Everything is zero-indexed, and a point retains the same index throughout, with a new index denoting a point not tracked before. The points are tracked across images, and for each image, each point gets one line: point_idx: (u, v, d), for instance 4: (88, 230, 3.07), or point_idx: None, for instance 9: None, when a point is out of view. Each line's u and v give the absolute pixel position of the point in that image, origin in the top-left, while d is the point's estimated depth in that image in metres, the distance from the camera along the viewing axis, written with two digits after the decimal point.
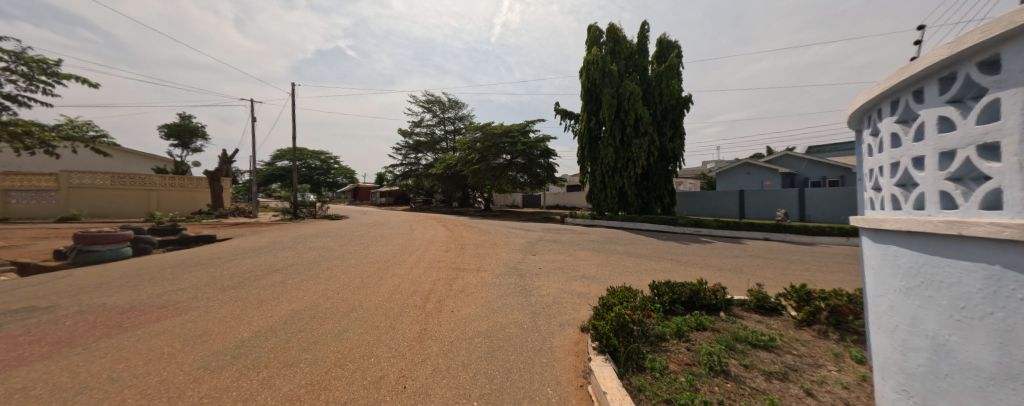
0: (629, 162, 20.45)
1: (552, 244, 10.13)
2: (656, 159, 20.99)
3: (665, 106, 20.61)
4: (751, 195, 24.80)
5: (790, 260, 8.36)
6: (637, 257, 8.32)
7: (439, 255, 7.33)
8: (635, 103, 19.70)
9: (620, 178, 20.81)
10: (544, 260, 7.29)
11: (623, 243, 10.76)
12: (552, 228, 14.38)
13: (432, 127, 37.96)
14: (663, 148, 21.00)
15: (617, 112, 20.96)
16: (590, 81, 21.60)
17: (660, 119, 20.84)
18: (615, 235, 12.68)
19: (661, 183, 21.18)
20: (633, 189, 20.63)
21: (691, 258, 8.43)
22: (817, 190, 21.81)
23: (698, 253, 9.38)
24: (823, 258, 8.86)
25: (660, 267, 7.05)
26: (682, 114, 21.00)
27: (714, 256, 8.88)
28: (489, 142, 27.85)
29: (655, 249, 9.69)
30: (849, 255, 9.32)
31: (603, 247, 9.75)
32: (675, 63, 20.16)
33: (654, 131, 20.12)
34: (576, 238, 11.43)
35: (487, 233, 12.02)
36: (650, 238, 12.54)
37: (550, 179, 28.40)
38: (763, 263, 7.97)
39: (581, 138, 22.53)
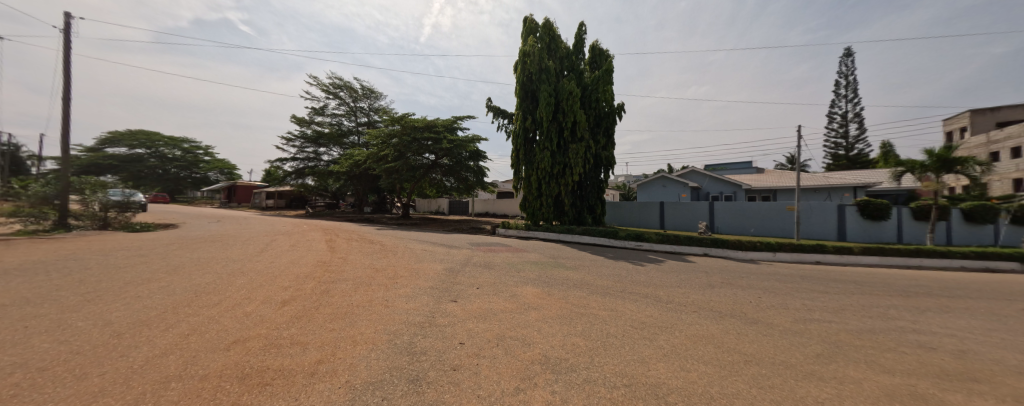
0: (566, 168, 18.77)
1: (483, 271, 7.20)
2: (590, 168, 19.75)
3: (599, 112, 19.68)
4: (670, 208, 25.70)
5: (768, 292, 7.04)
6: (604, 295, 5.88)
7: (261, 311, 3.60)
8: (573, 104, 18.17)
9: (555, 185, 18.93)
10: (470, 314, 4.24)
11: (573, 267, 8.41)
12: (482, 245, 11.44)
13: (340, 117, 31.80)
14: (597, 156, 19.98)
15: (554, 113, 19.16)
16: (526, 76, 19.42)
17: (594, 125, 19.78)
18: (558, 254, 10.43)
19: (595, 194, 19.95)
20: (569, 198, 18.94)
21: (666, 293, 6.38)
22: (726, 205, 23.46)
23: (664, 280, 7.51)
24: (790, 287, 7.83)
25: (645, 318, 4.66)
26: (615, 123, 20.39)
27: (688, 286, 7.11)
28: (408, 137, 23.58)
29: (614, 277, 7.59)
30: (803, 281, 8.65)
31: (552, 276, 7.17)
32: (611, 68, 19.30)
33: (590, 137, 18.83)
34: (514, 260, 8.76)
35: (389, 253, 8.46)
36: (599, 257, 10.57)
37: (479, 185, 25.58)
38: (746, 297, 6.41)
39: (515, 139, 20.14)
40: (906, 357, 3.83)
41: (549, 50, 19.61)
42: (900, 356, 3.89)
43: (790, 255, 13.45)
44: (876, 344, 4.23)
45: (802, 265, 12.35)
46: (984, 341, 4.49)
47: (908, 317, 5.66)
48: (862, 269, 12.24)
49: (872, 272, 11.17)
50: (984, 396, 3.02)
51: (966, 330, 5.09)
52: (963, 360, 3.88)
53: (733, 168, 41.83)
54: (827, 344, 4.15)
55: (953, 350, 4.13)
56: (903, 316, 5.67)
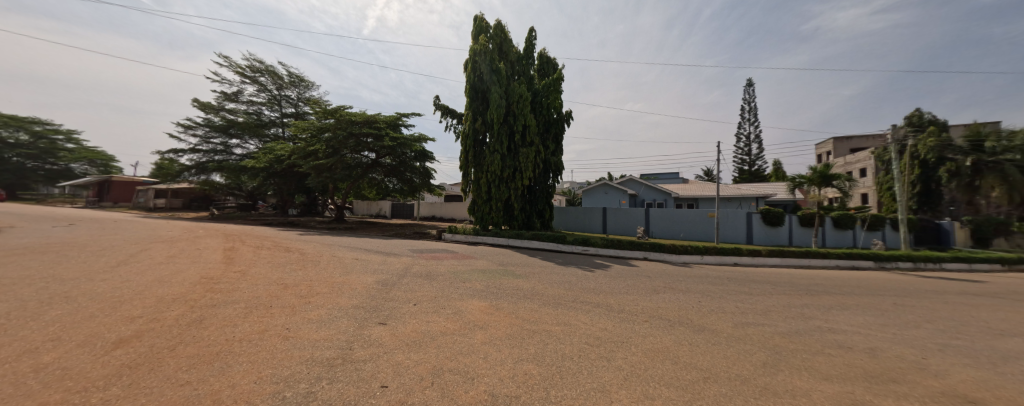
0: (515, 172, 18.48)
1: (425, 282, 6.39)
2: (540, 173, 19.81)
3: (549, 118, 19.89)
4: (612, 213, 27.01)
5: (705, 296, 7.40)
6: (555, 306, 5.50)
7: (65, 362, 2.37)
8: (523, 108, 18.02)
9: (506, 189, 18.51)
10: (400, 340, 3.39)
11: (522, 275, 7.99)
12: (425, 251, 10.49)
13: (259, 106, 27.76)
14: (546, 161, 20.13)
15: (505, 115, 18.81)
16: (476, 76, 18.73)
17: (543, 131, 19.95)
18: (507, 260, 9.98)
19: (544, 198, 20.04)
20: (518, 203, 18.69)
21: (616, 302, 6.23)
22: (660, 211, 25.37)
23: (612, 288, 7.44)
24: (721, 291, 8.35)
25: (600, 332, 4.32)
26: (563, 130, 20.78)
27: (635, 292, 7.21)
28: (344, 133, 21.16)
29: (565, 284, 7.35)
30: (729, 284, 9.39)
31: (502, 286, 6.65)
32: (560, 76, 19.63)
33: (540, 142, 18.84)
34: (461, 268, 8.06)
35: (310, 262, 7.15)
36: (548, 263, 10.36)
37: (425, 187, 24.07)
38: (689, 303, 6.60)
39: (463, 139, 19.29)
40: (833, 362, 4.03)
41: (500, 52, 19.28)
42: (829, 361, 4.12)
43: (715, 258, 14.78)
44: (805, 347, 4.49)
45: (725, 267, 13.62)
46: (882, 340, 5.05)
47: (817, 320, 6.31)
48: (770, 270, 13.96)
49: (777, 273, 12.75)
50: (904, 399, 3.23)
51: (861, 331, 5.80)
52: (873, 361, 4.27)
53: (664, 177, 46.01)
54: (768, 353, 4.24)
55: (862, 354, 4.51)
56: (816, 319, 6.24)
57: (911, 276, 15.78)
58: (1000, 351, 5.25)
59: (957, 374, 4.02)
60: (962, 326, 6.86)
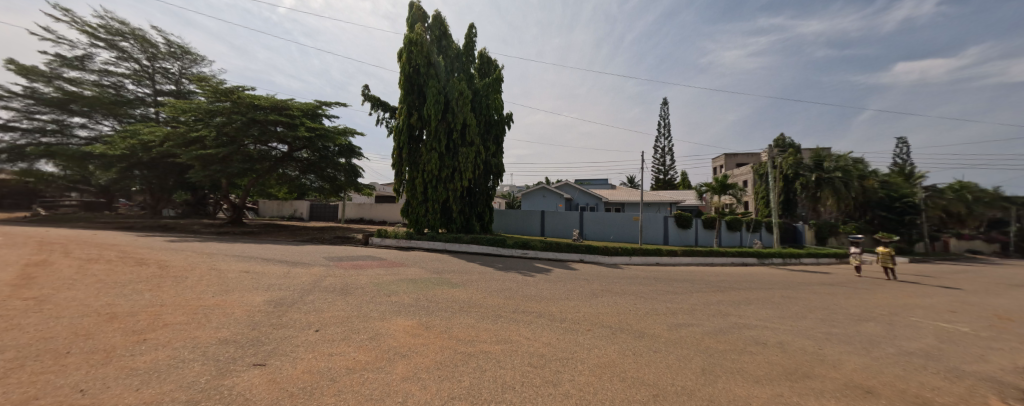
0: (454, 173, 17.55)
1: (340, 298, 5.29)
2: (480, 175, 19.28)
3: (489, 119, 19.48)
4: (549, 216, 27.60)
5: (639, 299, 7.62)
6: (494, 320, 4.97)
7: None
8: (463, 105, 17.23)
9: (444, 189, 17.38)
10: (284, 387, 2.46)
11: (460, 284, 7.31)
12: (345, 259, 9.05)
13: (120, 78, 22.20)
14: (486, 163, 19.62)
15: (443, 113, 17.78)
16: (412, 67, 17.33)
17: (484, 132, 19.47)
18: (443, 267, 9.14)
19: (484, 201, 19.51)
20: (457, 205, 17.77)
21: (558, 312, 5.96)
22: (593, 215, 26.76)
23: (553, 296, 7.20)
24: (651, 292, 8.76)
25: (544, 350, 3.92)
26: (503, 132, 20.55)
27: (575, 299, 7.08)
28: (244, 119, 17.66)
29: (506, 293, 6.87)
30: (657, 284, 9.97)
31: (435, 298, 5.88)
32: (501, 77, 19.36)
33: (480, 142, 18.26)
34: (388, 279, 7.01)
35: (174, 278, 5.41)
36: (487, 268, 9.82)
37: (351, 186, 21.68)
38: (626, 308, 6.66)
39: (396, 135, 17.65)
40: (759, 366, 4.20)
41: (439, 45, 18.20)
42: (751, 367, 4.34)
43: (641, 258, 15.91)
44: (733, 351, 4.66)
45: (650, 267, 14.69)
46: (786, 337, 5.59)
47: (732, 318, 6.91)
48: (686, 268, 15.51)
49: (692, 272, 14.16)
50: (817, 404, 3.44)
51: (766, 328, 6.46)
52: (783, 362, 4.64)
53: (595, 183, 49.19)
54: (702, 362, 4.31)
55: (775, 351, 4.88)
56: (733, 319, 6.78)
57: (785, 270, 19.11)
58: (862, 336, 6.32)
59: (845, 367, 4.57)
60: (831, 314, 8.24)
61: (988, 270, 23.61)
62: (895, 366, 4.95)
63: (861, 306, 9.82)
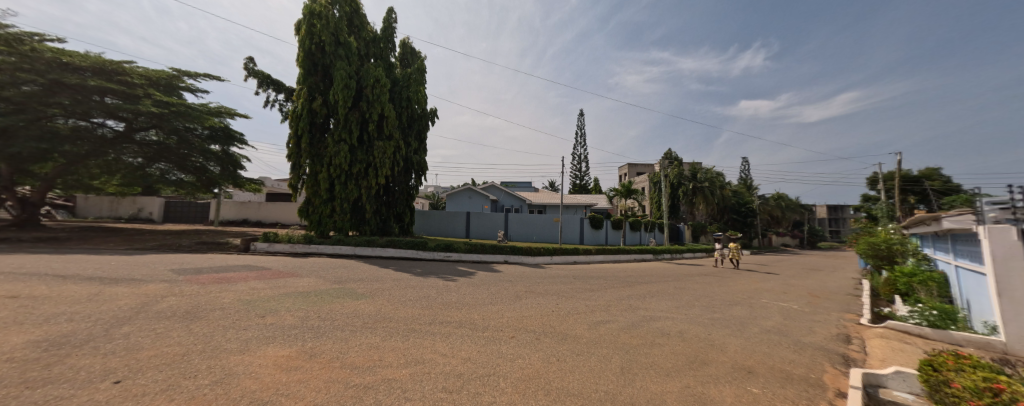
0: (368, 169, 15.64)
1: (185, 324, 3.88)
2: (399, 172, 17.71)
3: (411, 113, 18.13)
4: (475, 218, 27.04)
5: (561, 300, 7.69)
6: (405, 337, 4.22)
7: None
8: (380, 94, 15.52)
9: (356, 187, 15.31)
10: None
11: (367, 295, 6.28)
12: (208, 271, 7.04)
13: None
14: (407, 159, 18.14)
15: (356, 100, 15.76)
16: (315, 44, 14.82)
17: (405, 126, 18.06)
18: (349, 276, 7.84)
19: (404, 200, 17.98)
20: (372, 204, 15.91)
21: (479, 320, 5.49)
22: (517, 216, 27.20)
23: (475, 301, 6.72)
24: (571, 291, 9.01)
25: (461, 370, 3.39)
26: (427, 128, 19.42)
27: (498, 303, 6.76)
28: (48, 81, 13.24)
29: (424, 303, 6.14)
30: (575, 283, 10.35)
31: (331, 315, 4.82)
32: (424, 69, 18.18)
33: (400, 137, 16.76)
34: (269, 294, 5.60)
35: None
36: (403, 274, 8.84)
37: (227, 179, 18.41)
38: (549, 311, 6.60)
39: (294, 122, 14.86)
40: (670, 363, 4.43)
41: (350, 25, 16.07)
42: (662, 360, 4.55)
43: (561, 258, 16.62)
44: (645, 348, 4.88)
45: (570, 266, 15.41)
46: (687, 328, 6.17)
47: (641, 311, 7.45)
48: (599, 266, 16.75)
49: (605, 268, 15.34)
50: (719, 393, 3.68)
51: (668, 318, 7.11)
52: (685, 351, 5.04)
53: (519, 185, 50.61)
54: (621, 362, 4.33)
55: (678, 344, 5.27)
56: (643, 313, 7.30)
57: (675, 263, 22.32)
58: (735, 320, 7.47)
59: (730, 350, 5.21)
60: (712, 301, 9.66)
61: (798, 259, 31.78)
62: (762, 343, 5.87)
63: (729, 292, 11.87)
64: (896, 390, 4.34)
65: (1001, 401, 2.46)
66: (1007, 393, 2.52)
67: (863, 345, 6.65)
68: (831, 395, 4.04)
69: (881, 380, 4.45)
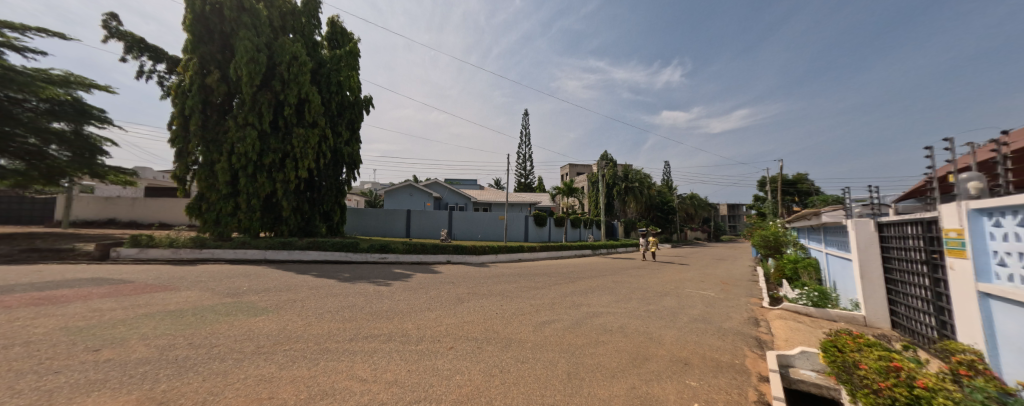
0: (285, 159, 13.53)
1: None
2: (326, 165, 15.74)
3: (340, 99, 16.21)
4: (415, 216, 25.49)
5: (503, 301, 7.33)
6: (312, 363, 3.39)
7: None
8: (300, 74, 13.48)
9: (269, 180, 13.12)
10: None
11: (271, 309, 5.16)
12: (28, 289, 5.16)
13: None
14: (335, 150, 16.21)
15: (269, 79, 13.47)
16: (212, 7, 12.25)
17: (333, 114, 16.10)
18: (250, 286, 6.48)
19: (332, 197, 16.08)
20: (291, 201, 13.85)
21: (411, 331, 4.81)
22: (461, 214, 26.35)
23: (410, 308, 5.98)
24: (514, 290, 8.72)
25: (383, 399, 2.76)
26: (359, 117, 17.60)
27: (436, 309, 6.14)
28: None
29: (345, 315, 5.25)
30: (518, 281, 10.12)
31: (210, 340, 3.74)
32: (357, 52, 16.39)
33: (326, 124, 14.84)
34: (121, 317, 4.22)
35: None
36: (324, 280, 7.63)
37: (80, 167, 14.78)
38: (492, 314, 6.19)
39: (181, 99, 12.12)
40: (615, 363, 4.31)
41: None
42: (606, 360, 4.41)
43: (505, 256, 16.38)
44: (590, 349, 4.72)
45: (514, 263, 15.24)
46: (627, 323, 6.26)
47: (584, 308, 7.43)
48: (542, 262, 16.92)
49: (547, 265, 15.50)
50: (662, 391, 3.60)
51: (609, 313, 7.18)
52: (627, 347, 5.02)
53: (464, 183, 49.56)
54: (566, 366, 4.06)
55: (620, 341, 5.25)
56: (585, 310, 7.30)
57: (611, 258, 23.71)
58: (667, 311, 7.90)
59: (666, 343, 5.35)
60: (645, 293, 10.20)
61: (709, 250, 36.42)
62: (691, 332, 6.20)
63: (659, 283, 12.78)
64: (802, 368, 4.81)
65: (901, 379, 2.71)
66: (903, 371, 2.81)
67: (769, 327, 7.48)
68: (755, 380, 4.27)
69: (790, 360, 4.91)
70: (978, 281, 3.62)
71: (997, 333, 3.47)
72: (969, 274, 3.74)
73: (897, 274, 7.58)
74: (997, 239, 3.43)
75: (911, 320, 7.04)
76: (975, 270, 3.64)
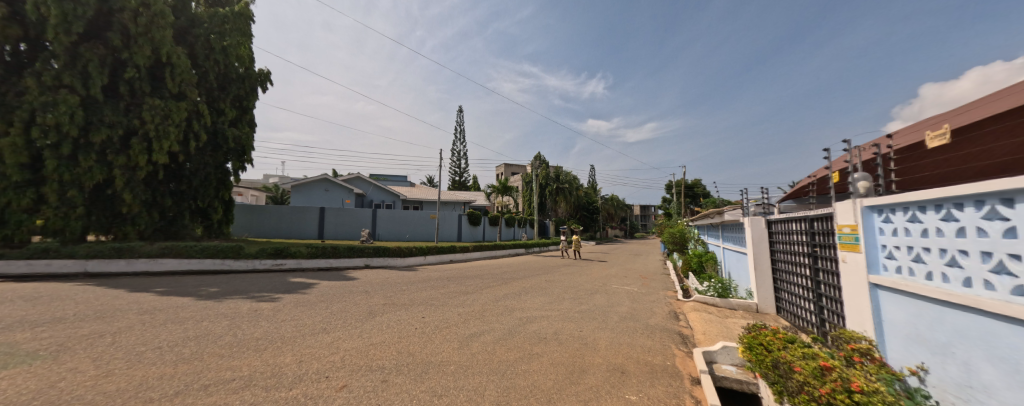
0: (131, 138, 10.29)
1: None
2: (199, 149, 12.52)
3: (223, 69, 13.07)
4: (330, 214, 22.30)
5: (427, 312, 6.30)
6: None
7: None
8: (158, 29, 10.36)
9: (101, 165, 9.73)
10: None
11: (48, 354, 3.35)
12: None
13: None
14: (215, 131, 13.01)
15: (103, 29, 10.03)
16: None
17: (212, 86, 12.93)
18: (27, 317, 4.29)
19: (208, 189, 13.02)
20: (140, 193, 10.58)
21: (289, 366, 3.54)
22: (386, 212, 23.95)
23: (296, 332, 4.59)
24: (441, 297, 7.72)
25: None
26: (252, 94, 14.53)
27: (335, 330, 4.85)
28: None
29: (186, 352, 3.68)
30: (447, 286, 9.12)
31: None
32: (249, 14, 13.41)
33: (198, 98, 11.74)
34: None
35: None
36: (173, 300, 5.59)
37: None
38: (411, 330, 5.14)
39: None
40: (552, 385, 3.70)
41: None
42: (541, 379, 3.81)
43: (435, 257, 15.12)
44: (523, 369, 4.05)
45: (444, 266, 14.10)
46: (562, 330, 5.82)
47: (517, 313, 6.83)
48: (475, 263, 16.08)
49: (480, 266, 14.74)
50: None
51: (543, 318, 6.70)
52: (563, 359, 4.50)
53: (393, 179, 45.97)
54: (495, 395, 3.32)
55: (555, 353, 4.72)
56: (518, 315, 6.71)
57: (543, 256, 24.05)
58: (599, 311, 7.77)
59: (601, 350, 4.98)
60: (577, 292, 10.13)
61: (628, 247, 39.99)
62: (624, 333, 6.02)
63: (588, 281, 13.01)
64: (723, 363, 4.88)
65: (838, 383, 2.60)
66: (834, 374, 2.73)
67: (687, 320, 7.84)
68: (689, 385, 4.08)
69: (713, 356, 4.96)
70: (868, 273, 3.94)
71: (884, 320, 3.79)
72: (860, 266, 4.07)
73: (782, 265, 8.67)
74: (887, 234, 3.74)
75: (792, 305, 8.07)
76: (866, 262, 3.97)
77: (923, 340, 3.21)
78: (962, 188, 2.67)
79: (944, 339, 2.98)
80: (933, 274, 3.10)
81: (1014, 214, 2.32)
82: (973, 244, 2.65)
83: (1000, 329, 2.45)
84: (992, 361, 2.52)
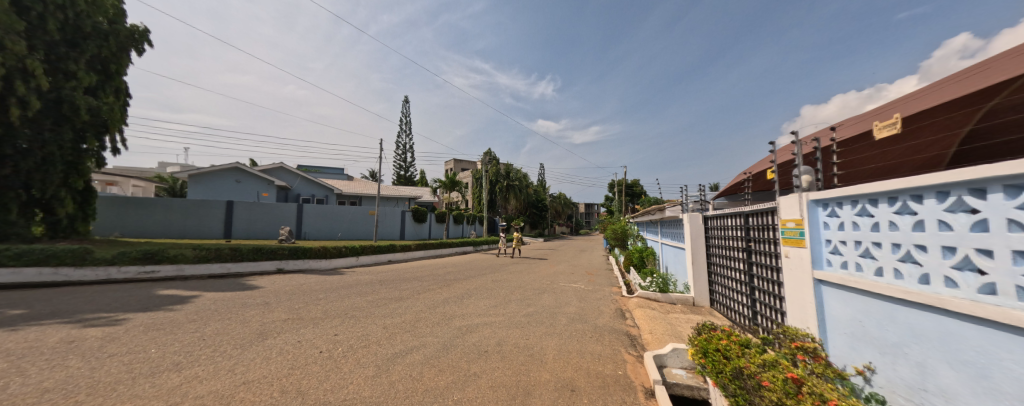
0: None
1: None
2: (29, 120, 9.49)
3: (70, 18, 10.01)
4: (242, 208, 18.96)
5: (343, 328, 5.12)
6: None
7: None
8: None
9: None
10: None
11: None
12: None
13: None
14: (58, 99, 9.94)
15: None
16: None
17: (53, 40, 9.85)
18: None
19: (50, 174, 10.01)
20: None
21: None
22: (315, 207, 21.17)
23: (126, 375, 3.18)
24: (366, 306, 6.52)
25: None
26: (121, 56, 11.47)
27: (197, 363, 3.54)
28: None
29: None
30: (377, 291, 7.89)
31: None
32: None
33: (27, 52, 8.78)
34: None
35: None
36: None
37: None
38: (312, 355, 3.99)
39: None
40: None
41: None
42: None
43: (370, 258, 13.53)
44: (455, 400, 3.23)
45: (379, 267, 12.61)
46: (506, 340, 5.11)
47: (456, 322, 5.96)
48: (416, 263, 14.79)
49: (422, 266, 13.51)
50: None
51: (486, 325, 5.94)
52: (504, 380, 3.78)
53: (327, 172, 41.58)
54: None
55: (497, 372, 3.98)
56: (457, 324, 5.85)
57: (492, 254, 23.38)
58: (546, 313, 7.25)
59: (548, 362, 4.38)
60: (524, 292, 9.58)
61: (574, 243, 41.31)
62: (572, 338, 5.52)
63: (536, 279, 12.60)
64: (673, 367, 4.59)
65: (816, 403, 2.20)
66: (805, 390, 2.38)
67: (633, 317, 7.71)
68: (643, 398, 3.63)
69: (663, 360, 4.65)
70: (813, 269, 3.86)
71: (827, 317, 3.72)
72: (804, 262, 3.99)
73: (717, 259, 9.02)
74: (831, 228, 3.67)
75: (726, 298, 8.40)
76: (810, 257, 3.89)
77: (871, 339, 3.08)
78: (923, 179, 2.50)
79: (896, 338, 2.83)
80: (883, 270, 2.97)
81: (985, 206, 2.13)
82: (934, 239, 2.49)
83: (961, 329, 2.28)
84: (951, 365, 2.34)
